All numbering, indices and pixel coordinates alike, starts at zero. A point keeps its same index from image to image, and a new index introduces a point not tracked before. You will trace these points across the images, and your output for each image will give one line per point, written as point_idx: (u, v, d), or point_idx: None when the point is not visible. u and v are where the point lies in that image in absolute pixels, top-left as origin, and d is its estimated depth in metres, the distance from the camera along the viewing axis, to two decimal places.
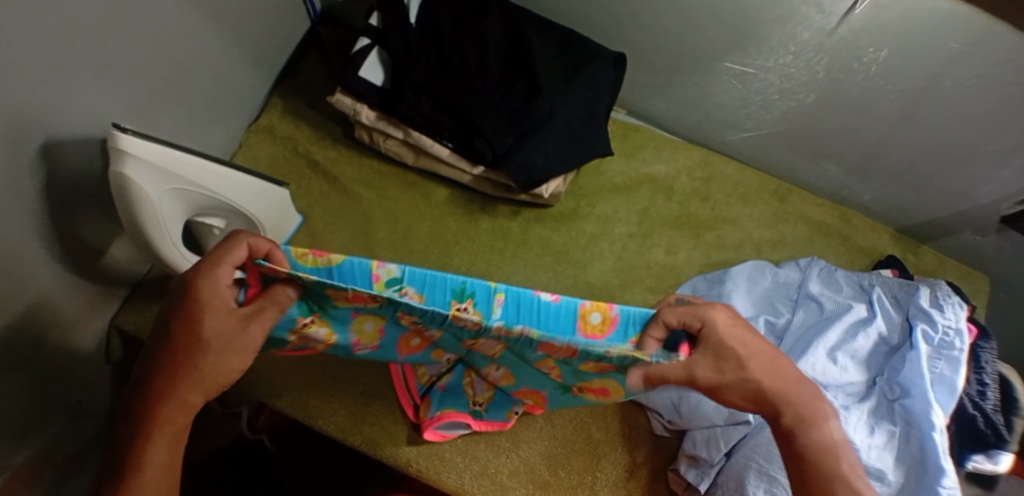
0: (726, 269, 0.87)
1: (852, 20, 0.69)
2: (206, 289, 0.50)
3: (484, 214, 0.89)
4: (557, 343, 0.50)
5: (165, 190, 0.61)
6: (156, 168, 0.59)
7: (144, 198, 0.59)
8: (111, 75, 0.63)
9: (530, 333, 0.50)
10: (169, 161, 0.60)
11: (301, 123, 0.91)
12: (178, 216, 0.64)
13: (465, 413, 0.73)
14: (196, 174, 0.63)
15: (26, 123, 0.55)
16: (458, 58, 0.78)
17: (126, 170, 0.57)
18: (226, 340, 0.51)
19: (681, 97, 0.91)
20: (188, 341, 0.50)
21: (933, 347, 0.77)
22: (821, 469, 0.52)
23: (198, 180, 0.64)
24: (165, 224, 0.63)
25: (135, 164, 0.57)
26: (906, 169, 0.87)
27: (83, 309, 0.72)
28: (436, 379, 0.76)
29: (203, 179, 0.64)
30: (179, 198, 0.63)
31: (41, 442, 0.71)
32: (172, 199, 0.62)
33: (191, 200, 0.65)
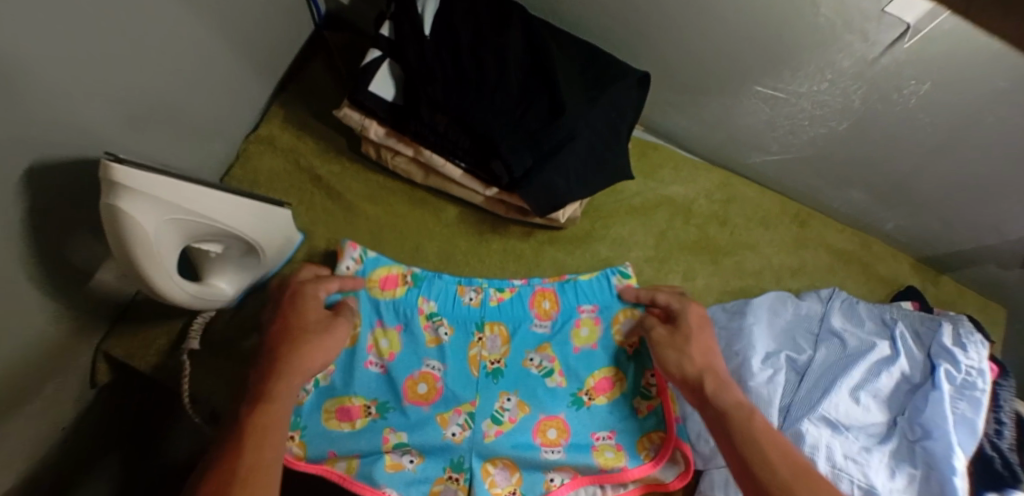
0: (746, 300, 0.84)
1: (897, 52, 0.66)
2: (276, 389, 0.58)
3: (495, 234, 0.86)
4: (562, 469, 0.73)
5: (160, 221, 0.56)
6: (158, 202, 0.55)
7: (137, 232, 0.54)
8: (105, 89, 0.57)
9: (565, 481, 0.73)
10: (173, 196, 0.56)
11: (304, 134, 0.86)
12: (173, 246, 0.59)
13: (466, 401, 0.75)
14: (198, 203, 0.59)
15: (12, 146, 0.49)
16: (477, 75, 0.73)
17: (118, 202, 0.52)
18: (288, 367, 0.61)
19: (704, 117, 0.88)
20: (273, 363, 0.61)
21: (955, 387, 0.75)
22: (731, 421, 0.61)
23: (201, 211, 0.59)
24: (164, 257, 0.58)
25: (127, 195, 0.52)
26: (935, 200, 0.84)
27: (70, 335, 0.68)
28: (427, 394, 0.75)
29: (202, 207, 0.59)
30: (180, 230, 0.59)
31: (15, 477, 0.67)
32: (172, 232, 0.58)
33: (187, 230, 0.60)
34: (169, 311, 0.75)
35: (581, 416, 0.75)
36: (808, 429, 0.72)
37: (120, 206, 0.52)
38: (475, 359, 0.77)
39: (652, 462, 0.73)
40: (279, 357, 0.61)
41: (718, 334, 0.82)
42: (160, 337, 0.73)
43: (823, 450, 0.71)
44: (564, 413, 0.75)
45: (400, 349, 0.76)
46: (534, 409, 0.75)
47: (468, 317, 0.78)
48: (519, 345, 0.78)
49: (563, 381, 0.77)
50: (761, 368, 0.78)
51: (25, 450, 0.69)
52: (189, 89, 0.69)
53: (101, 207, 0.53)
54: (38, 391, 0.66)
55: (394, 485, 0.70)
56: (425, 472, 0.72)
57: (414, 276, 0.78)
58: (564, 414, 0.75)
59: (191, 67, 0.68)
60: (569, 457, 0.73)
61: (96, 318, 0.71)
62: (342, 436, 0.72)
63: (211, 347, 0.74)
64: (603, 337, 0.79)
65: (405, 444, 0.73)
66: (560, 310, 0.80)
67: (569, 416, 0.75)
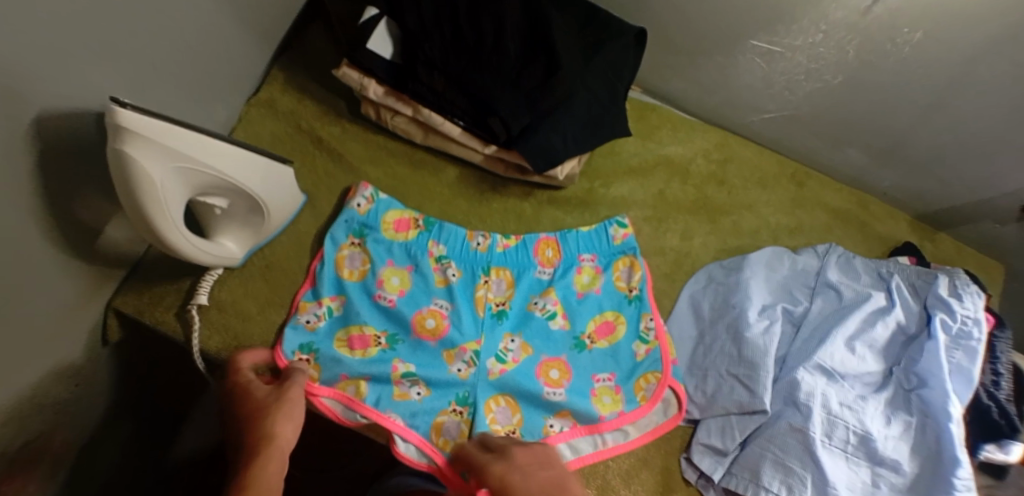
0: (744, 256, 0.86)
1: (888, 1, 0.67)
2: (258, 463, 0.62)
3: (495, 195, 0.88)
4: (561, 407, 0.75)
5: (167, 169, 0.58)
6: (164, 150, 0.57)
7: (144, 178, 0.56)
8: (115, 43, 0.59)
9: (568, 419, 0.75)
10: (178, 144, 0.58)
11: (305, 98, 0.87)
12: (179, 196, 0.61)
13: (471, 342, 0.78)
14: (203, 154, 0.61)
15: (22, 91, 0.51)
16: (471, 32, 0.74)
17: (125, 147, 0.54)
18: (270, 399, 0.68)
19: (701, 77, 0.89)
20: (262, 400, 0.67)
21: (951, 337, 0.75)
22: None
23: (206, 162, 0.61)
24: (170, 207, 0.60)
25: (133, 141, 0.54)
26: (931, 156, 0.85)
27: (82, 291, 0.70)
28: (436, 330, 0.78)
29: (206, 157, 0.61)
30: (184, 180, 0.61)
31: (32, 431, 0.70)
32: (178, 181, 0.60)
33: (193, 180, 0.62)
34: (177, 270, 0.77)
35: (582, 356, 0.79)
36: (803, 377, 0.73)
37: (127, 151, 0.54)
38: (482, 301, 0.80)
39: (649, 403, 0.76)
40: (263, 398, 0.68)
41: (715, 290, 0.84)
42: (168, 294, 0.75)
43: (819, 397, 0.72)
44: (566, 354, 0.79)
45: (409, 287, 0.80)
46: (536, 351, 0.79)
47: (475, 262, 0.82)
48: (523, 290, 0.82)
49: (562, 323, 0.81)
50: (758, 319, 0.79)
51: (40, 406, 0.71)
52: (194, 49, 0.71)
53: (110, 153, 0.55)
54: (51, 343, 0.68)
55: (400, 412, 0.73)
56: (431, 404, 0.74)
57: (425, 220, 0.83)
58: (566, 355, 0.79)
59: (195, 29, 0.69)
60: (573, 396, 0.76)
61: (108, 276, 0.73)
62: (352, 361, 0.74)
63: (218, 304, 0.75)
64: (606, 283, 0.83)
65: (414, 375, 0.75)
66: (562, 258, 0.84)
67: (572, 357, 0.79)
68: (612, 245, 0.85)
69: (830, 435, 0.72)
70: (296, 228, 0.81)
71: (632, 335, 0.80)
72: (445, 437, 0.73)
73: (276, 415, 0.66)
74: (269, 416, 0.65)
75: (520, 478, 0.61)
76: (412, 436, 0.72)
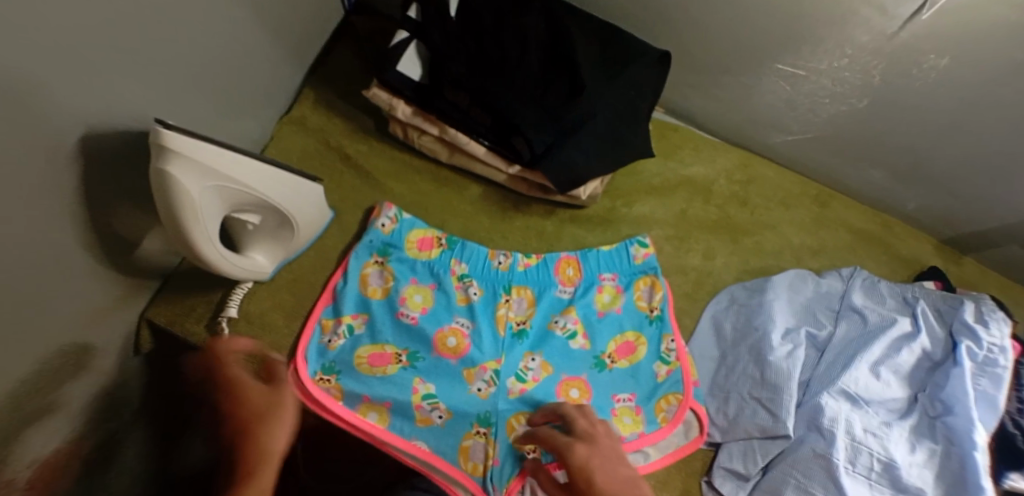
0: (766, 278, 0.86)
1: (917, 25, 0.68)
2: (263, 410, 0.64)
3: (518, 213, 0.89)
4: None
5: (205, 186, 0.60)
6: (203, 169, 0.58)
7: (185, 194, 0.58)
8: (157, 64, 0.61)
9: None
10: (214, 163, 0.59)
11: (333, 115, 0.89)
12: (215, 212, 0.63)
13: (491, 361, 0.78)
14: (238, 171, 0.62)
15: (69, 113, 0.53)
16: (498, 54, 0.76)
17: (169, 167, 0.56)
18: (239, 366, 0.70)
19: (724, 97, 0.90)
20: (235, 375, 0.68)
21: (977, 364, 0.74)
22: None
23: (241, 180, 0.63)
24: (206, 223, 0.62)
25: (177, 161, 0.56)
26: (957, 179, 0.84)
27: (117, 302, 0.72)
28: (458, 348, 0.78)
29: (242, 175, 0.63)
30: (221, 197, 0.62)
31: None
32: (215, 198, 0.62)
33: (227, 197, 0.63)
34: (207, 282, 0.78)
35: (602, 375, 0.79)
36: (827, 402, 0.73)
37: (167, 174, 0.56)
38: (503, 319, 0.81)
39: (669, 424, 0.76)
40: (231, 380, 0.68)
41: (737, 312, 0.84)
42: (199, 306, 0.77)
43: (843, 423, 0.72)
44: (586, 373, 0.79)
45: (432, 305, 0.80)
46: (556, 371, 0.79)
47: (496, 281, 0.83)
48: (544, 309, 0.83)
49: (582, 342, 0.81)
50: (781, 343, 0.78)
51: None
52: (229, 68, 0.73)
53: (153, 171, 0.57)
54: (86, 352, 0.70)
55: (424, 438, 0.74)
56: (452, 427, 0.75)
57: (448, 238, 0.84)
58: (586, 374, 0.79)
59: (231, 48, 0.72)
60: None
61: (141, 288, 0.75)
62: (374, 383, 0.75)
63: (247, 317, 0.77)
64: (628, 303, 0.84)
65: (434, 399, 0.76)
66: (583, 278, 0.84)
67: (593, 376, 0.79)
68: (633, 265, 0.85)
69: (854, 461, 0.71)
70: (323, 242, 0.83)
71: (653, 355, 0.80)
72: (472, 460, 0.74)
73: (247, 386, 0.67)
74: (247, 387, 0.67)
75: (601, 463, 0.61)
76: (440, 464, 0.73)
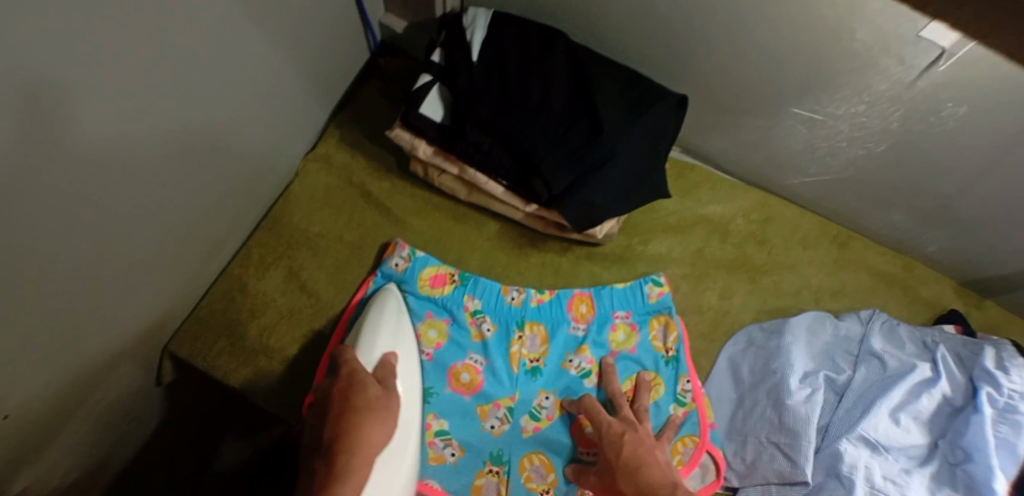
0: (785, 319, 0.86)
1: (934, 75, 0.68)
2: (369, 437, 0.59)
3: (534, 249, 0.89)
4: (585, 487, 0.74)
5: (401, 318, 0.78)
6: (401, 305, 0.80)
7: (391, 315, 0.77)
8: (194, 111, 0.63)
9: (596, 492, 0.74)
10: (404, 320, 0.78)
11: (357, 154, 0.91)
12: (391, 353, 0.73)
13: (504, 399, 0.79)
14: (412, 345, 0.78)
15: (110, 162, 0.55)
16: (519, 97, 0.77)
17: (393, 287, 0.81)
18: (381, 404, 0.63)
19: (742, 138, 0.91)
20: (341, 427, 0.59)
21: (997, 411, 0.72)
22: (643, 476, 0.65)
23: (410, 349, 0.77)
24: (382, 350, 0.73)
25: (395, 292, 0.81)
26: (977, 225, 0.84)
27: (142, 335, 0.74)
28: (471, 384, 0.79)
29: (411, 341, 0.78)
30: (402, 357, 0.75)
31: (76, 461, 0.74)
32: (393, 345, 0.75)
33: (405, 358, 0.75)
34: (228, 315, 0.79)
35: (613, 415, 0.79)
36: (846, 449, 0.73)
37: (379, 310, 0.77)
38: (515, 356, 0.81)
39: (685, 468, 0.76)
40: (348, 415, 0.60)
41: (756, 353, 0.84)
42: (220, 339, 0.78)
43: (862, 470, 0.71)
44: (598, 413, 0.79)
45: (447, 340, 0.81)
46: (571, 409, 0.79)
47: (509, 316, 0.83)
48: (558, 346, 0.83)
49: (593, 379, 0.81)
50: (800, 386, 0.78)
51: (90, 439, 0.75)
52: (259, 110, 0.75)
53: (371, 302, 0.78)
54: (108, 382, 0.72)
55: (438, 476, 0.74)
56: (466, 464, 0.75)
57: (459, 274, 0.84)
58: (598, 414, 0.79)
59: (262, 93, 0.74)
60: None
61: (164, 322, 0.77)
62: None
63: (268, 350, 0.79)
64: (643, 342, 0.84)
65: (447, 435, 0.76)
66: (596, 315, 0.84)
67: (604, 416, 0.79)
68: (647, 303, 0.85)
69: None
70: (343, 277, 0.84)
71: (668, 397, 0.80)
72: None
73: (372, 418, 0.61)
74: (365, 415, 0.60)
75: (635, 438, 0.70)
76: None
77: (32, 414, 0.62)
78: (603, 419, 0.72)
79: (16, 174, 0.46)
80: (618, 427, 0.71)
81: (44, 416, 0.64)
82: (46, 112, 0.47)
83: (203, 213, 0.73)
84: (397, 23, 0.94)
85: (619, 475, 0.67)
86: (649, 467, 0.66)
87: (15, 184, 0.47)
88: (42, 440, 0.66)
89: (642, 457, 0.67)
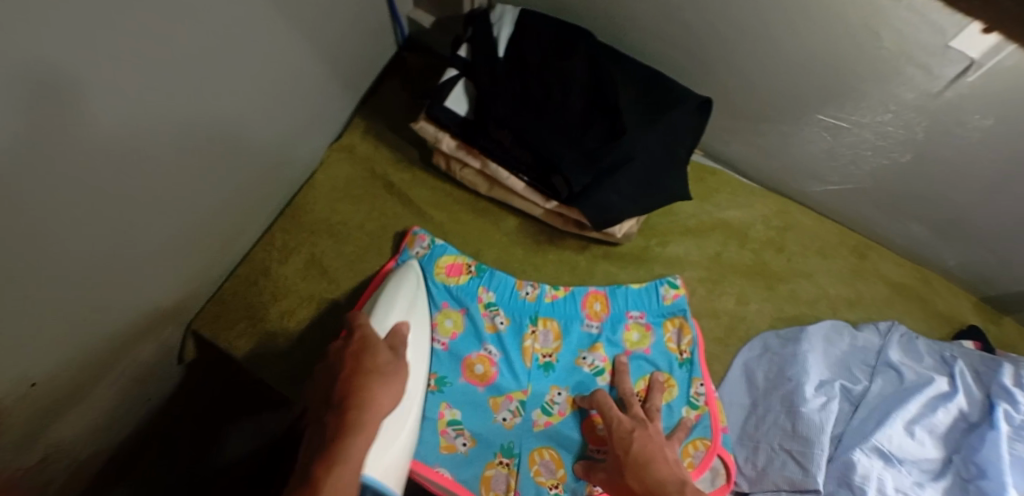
0: (801, 327, 0.85)
1: (961, 86, 0.68)
2: (379, 398, 0.58)
3: (552, 246, 0.90)
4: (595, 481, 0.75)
5: (416, 295, 0.77)
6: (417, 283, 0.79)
7: (407, 290, 0.76)
8: (222, 95, 0.64)
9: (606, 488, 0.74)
10: (417, 298, 0.77)
11: (380, 145, 0.92)
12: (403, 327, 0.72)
13: (516, 393, 0.79)
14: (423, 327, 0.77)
15: (139, 140, 0.56)
16: (544, 95, 0.78)
17: (413, 262, 0.80)
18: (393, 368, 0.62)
19: (764, 144, 0.91)
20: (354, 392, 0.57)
21: (1014, 428, 0.72)
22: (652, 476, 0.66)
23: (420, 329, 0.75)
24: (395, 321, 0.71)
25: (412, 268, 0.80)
26: (1000, 240, 0.84)
27: (163, 314, 0.75)
28: (485, 376, 0.79)
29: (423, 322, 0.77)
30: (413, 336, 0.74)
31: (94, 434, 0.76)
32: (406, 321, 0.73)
33: (415, 338, 0.74)
34: (248, 298, 0.81)
35: None
36: (859, 458, 0.72)
37: (394, 284, 0.76)
38: (529, 351, 0.82)
39: (695, 470, 0.76)
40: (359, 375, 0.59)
41: (770, 360, 0.83)
42: (240, 321, 0.79)
43: (875, 481, 0.71)
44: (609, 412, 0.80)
45: (462, 331, 0.82)
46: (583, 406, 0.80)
47: (524, 311, 0.84)
48: (571, 343, 0.83)
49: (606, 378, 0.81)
50: (814, 394, 0.78)
51: (107, 414, 0.76)
52: (285, 97, 0.76)
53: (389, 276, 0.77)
54: (129, 358, 0.73)
55: (448, 466, 0.74)
56: (476, 456, 0.76)
57: (477, 266, 0.85)
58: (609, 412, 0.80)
59: (288, 80, 0.75)
60: None
61: (186, 302, 0.78)
62: None
63: (286, 334, 0.80)
64: (657, 343, 0.84)
65: (459, 426, 0.77)
66: (610, 313, 0.85)
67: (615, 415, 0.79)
68: (661, 305, 0.85)
69: None
70: (361, 265, 0.85)
71: (681, 399, 0.80)
72: (493, 490, 0.74)
73: (382, 380, 0.59)
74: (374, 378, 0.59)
75: (644, 437, 0.70)
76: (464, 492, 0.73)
77: (54, 386, 0.63)
78: (613, 416, 0.72)
79: (43, 147, 0.47)
80: (629, 425, 0.71)
81: (65, 389, 0.66)
82: (77, 90, 0.48)
83: (227, 196, 0.74)
84: (425, 17, 0.95)
85: (626, 472, 0.67)
86: (658, 467, 0.67)
87: (42, 157, 0.48)
88: (63, 413, 0.67)
89: (651, 456, 0.68)
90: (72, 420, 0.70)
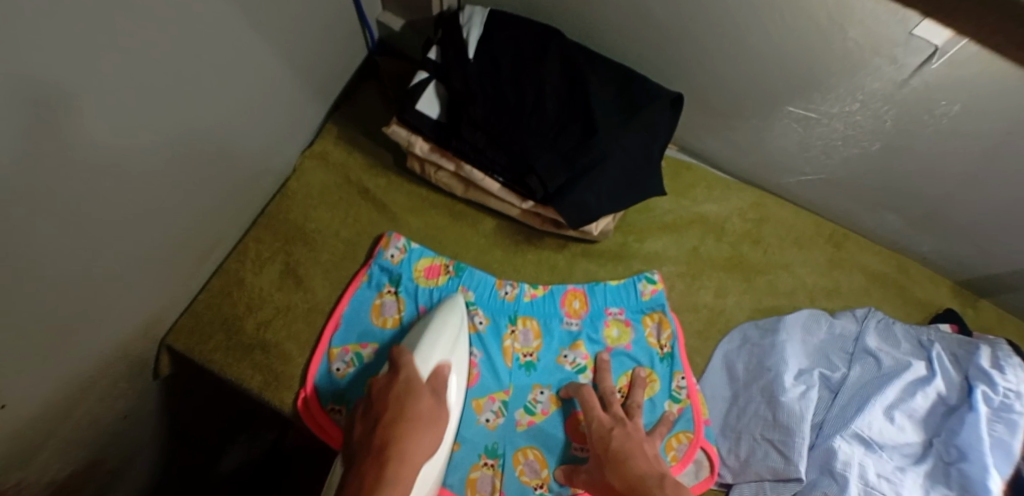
0: (779, 317, 0.86)
1: (926, 74, 0.68)
2: (421, 446, 0.61)
3: (530, 246, 0.90)
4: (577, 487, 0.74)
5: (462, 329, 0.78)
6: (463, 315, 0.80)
7: (455, 324, 0.77)
8: (191, 108, 0.64)
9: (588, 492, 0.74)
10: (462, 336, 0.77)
11: (355, 150, 0.92)
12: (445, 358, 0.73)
13: (497, 394, 0.79)
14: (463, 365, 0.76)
15: (105, 155, 0.55)
16: (516, 97, 0.78)
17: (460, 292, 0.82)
18: (432, 417, 0.64)
19: (736, 138, 0.91)
20: (392, 427, 0.61)
21: (992, 409, 0.72)
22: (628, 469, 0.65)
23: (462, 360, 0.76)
24: (438, 355, 0.73)
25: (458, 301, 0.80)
26: (970, 225, 0.85)
27: (139, 330, 0.74)
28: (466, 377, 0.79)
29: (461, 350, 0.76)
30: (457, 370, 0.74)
31: (73, 454, 0.75)
32: (451, 349, 0.74)
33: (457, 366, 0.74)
34: (224, 311, 0.80)
35: None
36: (840, 445, 0.73)
37: (442, 314, 0.77)
38: (509, 351, 0.82)
39: (679, 464, 0.76)
40: (398, 423, 0.61)
41: (749, 351, 0.84)
42: (217, 334, 0.79)
43: (856, 467, 0.71)
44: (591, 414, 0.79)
45: None
46: (564, 404, 0.80)
47: (503, 311, 0.84)
48: (551, 342, 0.83)
49: (586, 374, 0.81)
50: (794, 384, 0.78)
51: (86, 433, 0.75)
52: (256, 107, 0.76)
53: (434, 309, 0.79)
54: (105, 376, 0.72)
55: None
56: (459, 459, 0.75)
57: (456, 266, 0.85)
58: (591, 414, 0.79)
59: (259, 89, 0.74)
60: None
61: (162, 316, 0.77)
62: None
63: (264, 346, 0.79)
64: (637, 337, 0.84)
65: None
66: (589, 311, 0.85)
67: None
68: (640, 300, 0.86)
69: None
70: (339, 272, 0.85)
71: (662, 393, 0.80)
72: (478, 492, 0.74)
73: (419, 424, 0.62)
74: (412, 421, 0.62)
75: (624, 434, 0.70)
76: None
77: (27, 407, 0.62)
78: (594, 413, 0.73)
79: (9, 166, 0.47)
80: (609, 424, 0.72)
81: (39, 410, 0.64)
82: (39, 108, 0.47)
83: (200, 208, 0.73)
84: (395, 21, 0.95)
85: (607, 468, 0.67)
86: (637, 461, 0.66)
87: (9, 176, 0.47)
88: (38, 434, 0.66)
89: (629, 452, 0.67)
90: (47, 442, 0.68)
